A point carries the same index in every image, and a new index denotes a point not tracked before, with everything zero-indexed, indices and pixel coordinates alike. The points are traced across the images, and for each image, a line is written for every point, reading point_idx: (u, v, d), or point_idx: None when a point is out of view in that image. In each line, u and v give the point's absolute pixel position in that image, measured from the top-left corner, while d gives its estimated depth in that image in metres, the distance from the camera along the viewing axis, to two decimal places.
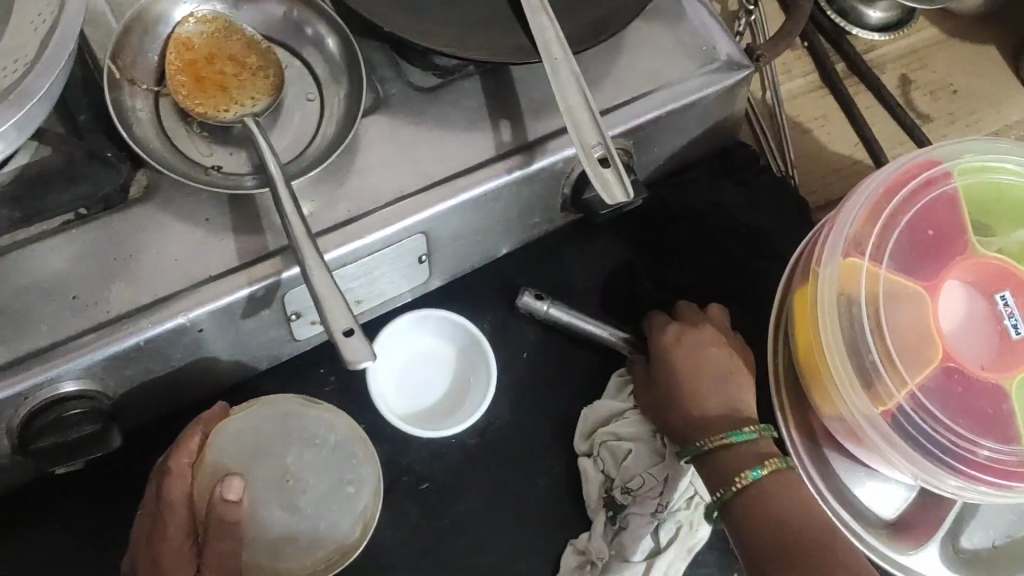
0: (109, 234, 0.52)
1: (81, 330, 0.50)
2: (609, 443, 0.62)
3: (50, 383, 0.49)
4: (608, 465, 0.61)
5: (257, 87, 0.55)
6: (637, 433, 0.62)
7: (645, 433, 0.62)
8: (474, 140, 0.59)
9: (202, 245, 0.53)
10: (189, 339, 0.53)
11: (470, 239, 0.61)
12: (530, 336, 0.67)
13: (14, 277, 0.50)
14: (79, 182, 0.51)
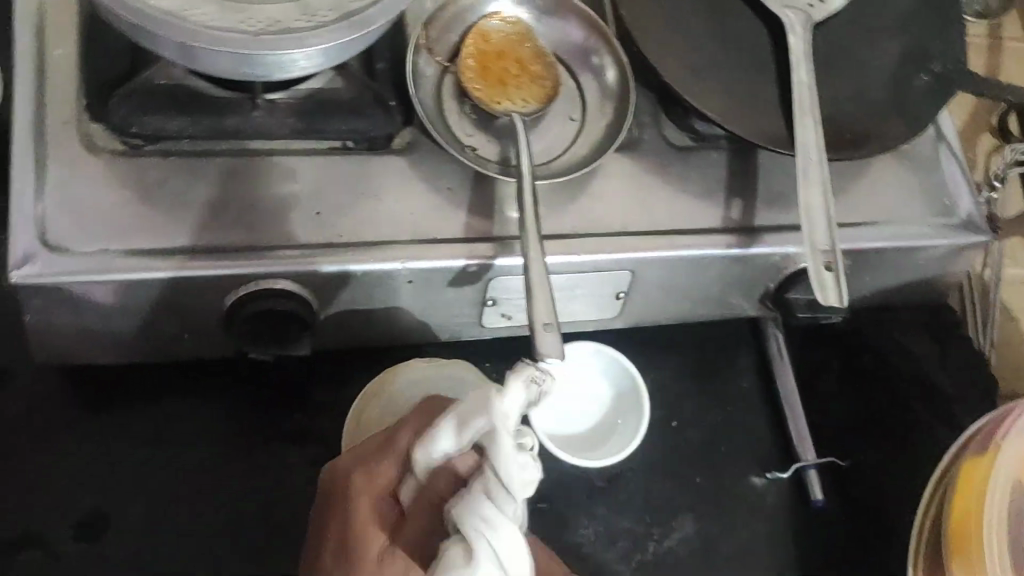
0: (365, 172, 0.56)
1: (315, 243, 0.54)
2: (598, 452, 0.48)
3: (271, 276, 0.53)
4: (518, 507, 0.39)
5: (531, 93, 0.59)
6: None
7: None
8: (705, 207, 0.61)
9: (438, 210, 0.56)
10: (395, 286, 0.56)
11: (667, 295, 0.62)
12: (685, 409, 0.67)
13: (275, 178, 0.55)
14: (358, 119, 0.56)
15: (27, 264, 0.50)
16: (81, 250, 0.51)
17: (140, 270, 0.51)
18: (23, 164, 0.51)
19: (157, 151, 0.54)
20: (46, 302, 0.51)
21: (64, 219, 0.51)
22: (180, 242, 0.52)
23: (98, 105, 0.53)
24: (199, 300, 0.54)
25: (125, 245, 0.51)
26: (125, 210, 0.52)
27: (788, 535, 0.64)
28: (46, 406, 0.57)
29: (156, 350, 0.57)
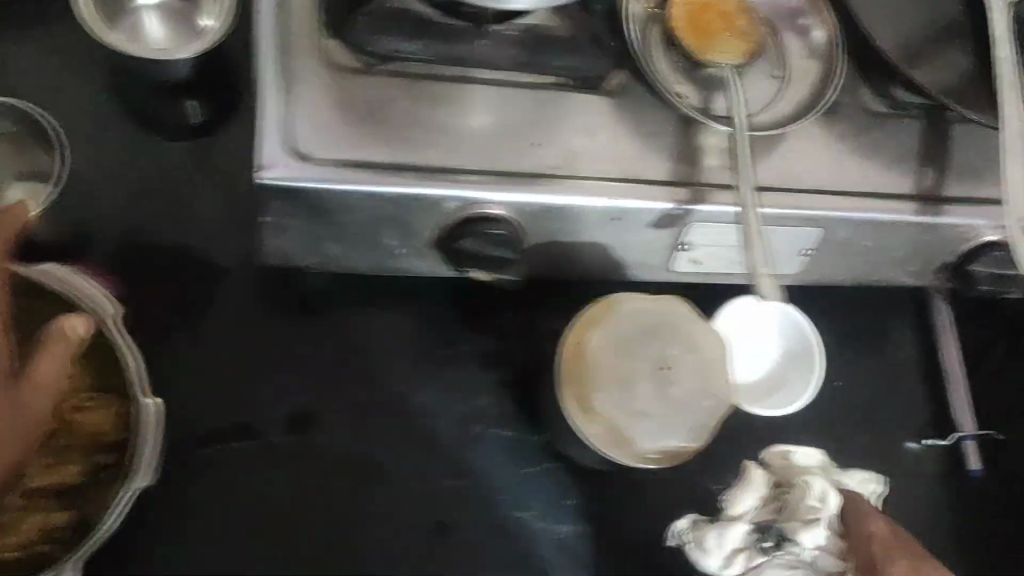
0: (577, 107, 0.58)
1: (529, 173, 0.56)
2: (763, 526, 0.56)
3: (485, 202, 0.55)
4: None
5: (734, 47, 0.59)
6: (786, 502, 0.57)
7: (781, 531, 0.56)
8: (896, 176, 0.61)
9: (645, 151, 0.58)
10: (600, 223, 0.57)
11: (848, 257, 0.64)
12: (847, 370, 0.69)
13: (495, 107, 0.56)
14: (575, 58, 0.56)
15: (275, 168, 0.52)
16: (322, 160, 0.53)
17: (371, 185, 0.53)
18: (270, 74, 0.54)
19: (387, 71, 0.56)
20: (283, 207, 0.54)
21: (306, 129, 0.53)
22: (407, 161, 0.54)
23: (339, 21, 0.54)
24: (416, 218, 0.55)
25: (360, 160, 0.53)
26: (357, 126, 0.54)
27: (939, 501, 0.66)
28: (262, 306, 0.61)
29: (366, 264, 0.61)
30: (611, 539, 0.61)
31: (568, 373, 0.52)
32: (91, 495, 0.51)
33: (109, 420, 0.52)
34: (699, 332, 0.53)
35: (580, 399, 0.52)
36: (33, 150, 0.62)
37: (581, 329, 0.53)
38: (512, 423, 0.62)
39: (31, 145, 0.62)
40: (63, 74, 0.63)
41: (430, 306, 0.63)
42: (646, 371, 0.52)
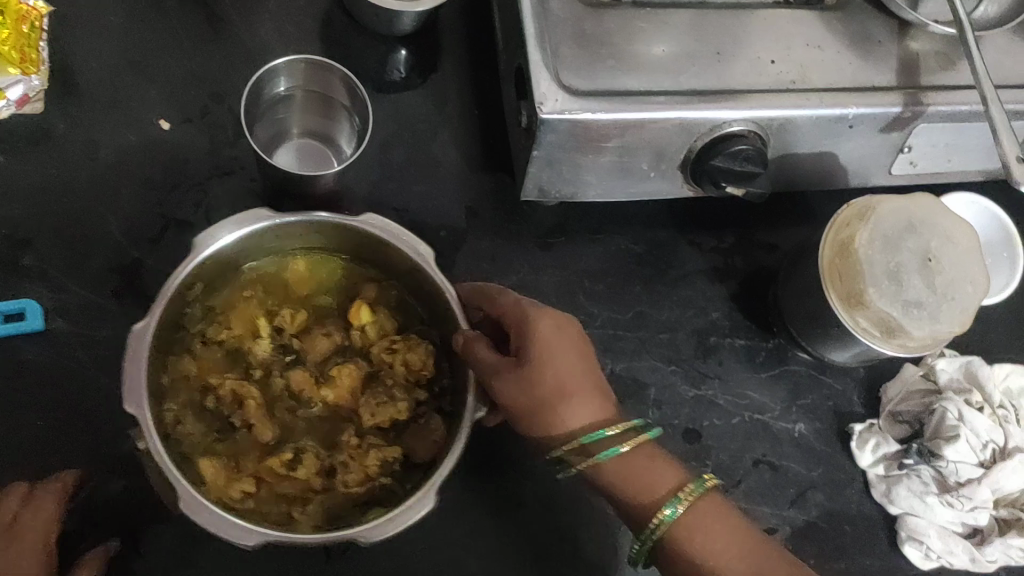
0: (804, 23, 0.60)
1: (773, 87, 0.58)
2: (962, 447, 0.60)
3: (736, 119, 0.57)
4: (937, 549, 0.61)
5: None
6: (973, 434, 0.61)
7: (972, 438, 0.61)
8: None
9: (871, 59, 0.60)
10: (835, 130, 0.60)
11: None
12: None
13: (731, 30, 0.59)
14: None
15: (550, 100, 0.54)
16: (588, 91, 0.55)
17: (638, 113, 0.55)
18: (531, 14, 0.56)
19: (630, 5, 0.58)
20: (551, 139, 0.56)
21: (571, 63, 0.56)
22: (663, 86, 0.57)
23: None
24: (672, 140, 0.58)
25: (621, 88, 0.56)
26: (614, 58, 0.57)
27: None
28: (505, 242, 0.63)
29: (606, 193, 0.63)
30: (846, 434, 0.64)
31: (835, 270, 0.56)
32: (414, 431, 0.57)
33: (423, 360, 0.57)
34: (955, 229, 0.57)
35: (850, 293, 0.56)
36: (335, 111, 0.60)
37: (843, 227, 0.58)
38: (744, 332, 0.65)
39: (336, 108, 0.60)
40: (292, 29, 0.66)
41: (655, 229, 0.66)
42: (912, 262, 0.56)
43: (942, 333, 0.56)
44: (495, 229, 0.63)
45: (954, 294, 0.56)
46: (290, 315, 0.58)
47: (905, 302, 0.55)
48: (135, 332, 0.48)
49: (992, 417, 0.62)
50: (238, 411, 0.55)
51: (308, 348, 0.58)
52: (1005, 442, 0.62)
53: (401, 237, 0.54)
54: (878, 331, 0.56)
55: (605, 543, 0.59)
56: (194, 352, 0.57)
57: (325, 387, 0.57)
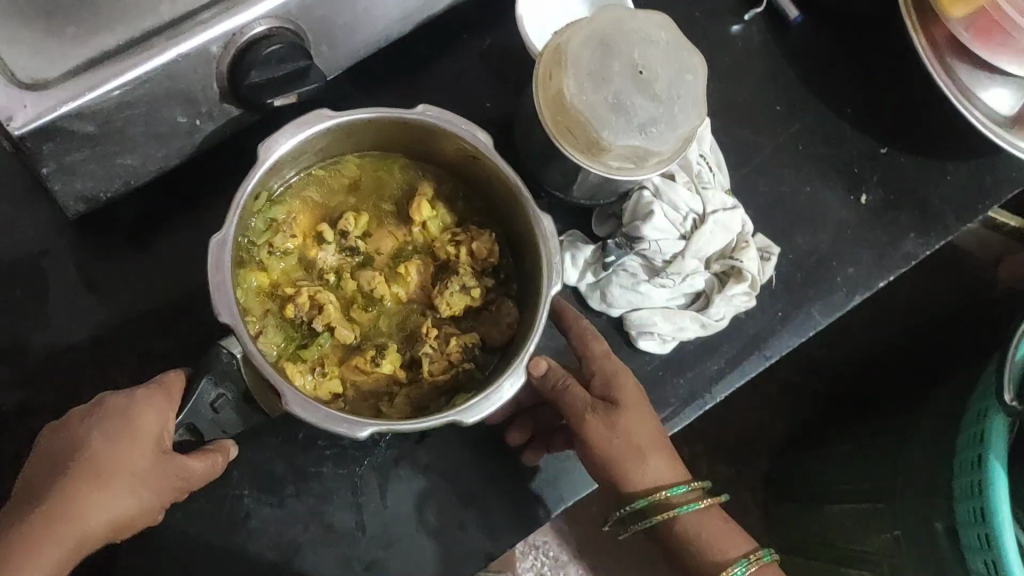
0: None
1: None
2: (667, 223, 0.57)
3: (245, 22, 0.48)
4: (667, 331, 0.59)
5: None
6: (672, 211, 0.58)
7: (675, 215, 0.58)
8: None
9: None
10: None
11: None
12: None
13: None
14: None
15: (18, 113, 0.45)
16: (60, 77, 0.46)
17: (126, 74, 0.46)
18: None
19: None
20: (56, 147, 0.47)
21: (21, 51, 0.46)
22: (142, 28, 0.47)
23: None
24: (192, 78, 0.49)
25: (97, 54, 0.46)
26: (73, 22, 0.46)
27: (782, 61, 0.68)
28: (97, 262, 0.54)
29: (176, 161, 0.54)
30: None
31: (563, 126, 0.51)
32: (486, 317, 0.56)
33: (490, 248, 0.55)
34: (636, 23, 0.52)
35: (589, 140, 0.51)
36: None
37: (548, 81, 0.51)
38: None
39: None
40: None
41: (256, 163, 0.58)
42: (626, 82, 0.50)
43: (693, 111, 0.51)
44: (79, 253, 0.53)
45: (675, 80, 0.51)
46: (351, 216, 0.55)
47: (651, 123, 0.50)
48: (214, 245, 0.45)
49: (687, 184, 0.59)
50: (317, 314, 0.52)
51: (379, 249, 0.56)
52: (704, 208, 0.58)
53: (462, 129, 0.50)
54: (631, 162, 0.51)
55: (352, 504, 0.56)
56: (266, 265, 0.53)
57: (397, 283, 0.56)
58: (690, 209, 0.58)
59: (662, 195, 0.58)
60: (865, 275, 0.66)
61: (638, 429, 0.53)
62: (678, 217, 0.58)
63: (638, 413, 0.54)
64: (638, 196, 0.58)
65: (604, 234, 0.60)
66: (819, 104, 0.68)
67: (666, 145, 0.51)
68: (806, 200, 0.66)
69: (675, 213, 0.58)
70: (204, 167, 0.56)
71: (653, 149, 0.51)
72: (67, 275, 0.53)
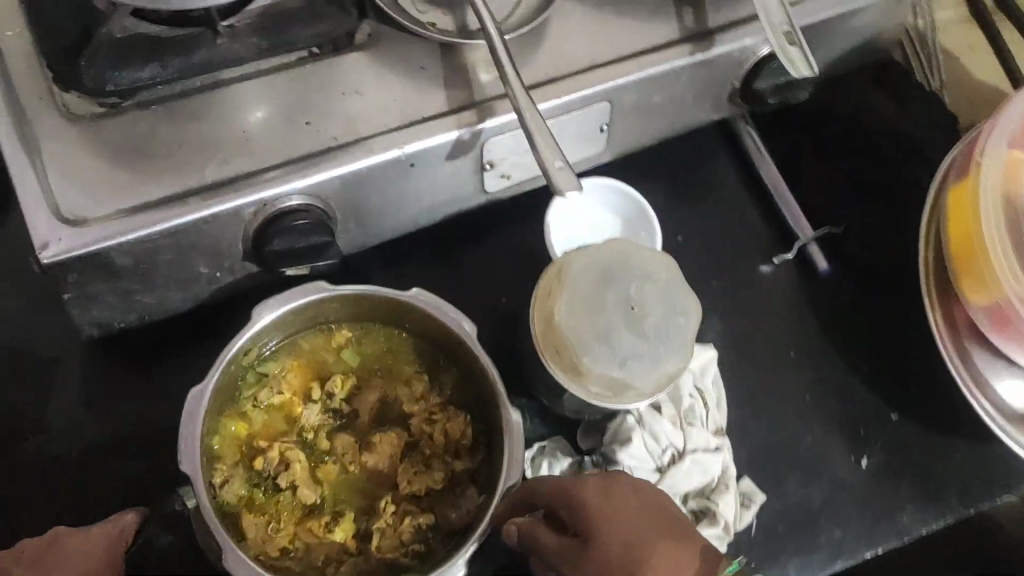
0: (340, 70, 0.57)
1: (314, 151, 0.55)
2: (646, 452, 0.57)
3: (280, 196, 0.54)
4: None
5: None
6: (653, 442, 0.58)
7: (655, 447, 0.58)
8: (660, 24, 0.62)
9: (418, 88, 0.57)
10: (399, 174, 0.57)
11: (643, 117, 0.64)
12: (688, 223, 0.70)
13: (237, 105, 0.55)
14: (319, 23, 0.55)
15: (52, 244, 0.49)
16: (98, 218, 0.51)
17: (157, 223, 0.51)
18: (14, 149, 0.51)
19: (136, 105, 0.54)
20: (81, 276, 0.51)
21: (70, 188, 0.51)
22: (186, 185, 0.52)
23: (65, 75, 0.52)
24: (219, 236, 0.54)
25: (137, 202, 0.51)
26: (127, 171, 0.52)
27: (804, 309, 0.69)
28: (105, 382, 0.57)
29: (194, 303, 0.58)
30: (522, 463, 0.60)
31: (550, 345, 0.52)
32: (447, 499, 0.56)
33: (463, 429, 0.57)
34: (640, 262, 0.53)
35: (572, 362, 0.52)
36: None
37: (545, 298, 0.53)
38: None
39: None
40: None
41: None
42: (618, 318, 0.52)
43: (678, 351, 0.52)
44: (93, 370, 0.58)
45: (666, 321, 0.52)
46: (340, 379, 0.58)
47: (631, 360, 0.51)
48: (194, 392, 0.50)
49: (676, 416, 0.59)
50: (283, 470, 0.55)
51: (360, 415, 0.58)
52: (685, 444, 0.59)
53: (448, 316, 0.55)
54: (609, 392, 0.52)
55: None
56: (247, 416, 0.56)
57: (366, 451, 0.57)
58: (675, 443, 0.58)
59: (646, 422, 0.58)
60: (851, 542, 0.63)
61: (632, 528, 0.48)
62: (658, 449, 0.58)
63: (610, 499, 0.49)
64: (623, 419, 0.58)
65: (585, 449, 0.60)
66: (831, 355, 0.68)
67: (644, 381, 0.52)
68: (806, 451, 0.65)
69: (656, 443, 0.58)
70: (222, 313, 0.60)
71: (633, 383, 0.51)
72: (76, 387, 0.57)
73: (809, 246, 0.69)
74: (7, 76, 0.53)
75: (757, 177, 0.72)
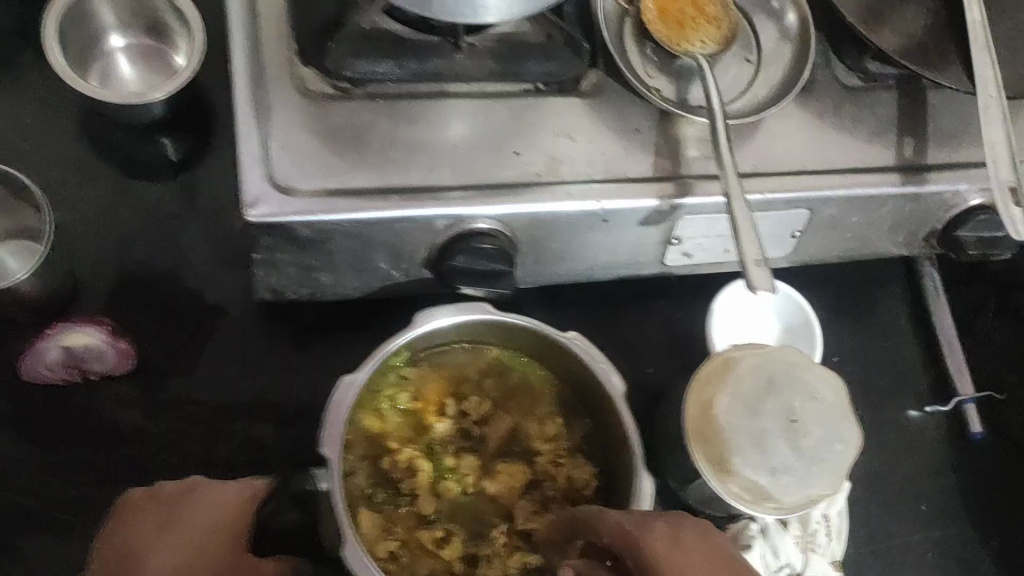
0: (559, 111, 0.57)
1: (517, 182, 0.55)
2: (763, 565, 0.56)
3: (474, 218, 0.55)
4: None
5: (709, 35, 0.60)
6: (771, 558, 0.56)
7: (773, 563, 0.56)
8: (878, 147, 0.61)
9: (628, 149, 0.58)
10: (589, 225, 0.57)
11: (837, 234, 0.63)
12: (847, 345, 0.69)
13: (456, 119, 0.56)
14: (550, 61, 0.56)
15: (260, 205, 0.51)
16: (305, 192, 0.52)
17: (358, 212, 0.52)
18: (244, 106, 0.53)
19: (363, 95, 0.55)
20: (274, 243, 0.53)
21: (286, 157, 0.52)
22: (391, 184, 0.54)
23: (309, 51, 0.53)
24: (408, 240, 0.55)
25: (344, 186, 0.53)
26: (339, 154, 0.53)
27: (946, 465, 0.66)
28: (260, 345, 0.59)
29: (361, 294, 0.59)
30: None
31: (700, 435, 0.52)
32: None
33: (587, 480, 0.57)
34: (809, 375, 0.52)
35: (720, 458, 0.51)
36: (24, 209, 0.59)
37: (705, 386, 0.53)
38: None
39: (21, 202, 0.59)
40: (47, 117, 0.62)
41: None
42: (775, 427, 0.51)
43: (827, 474, 0.51)
44: (252, 332, 0.60)
45: (821, 444, 0.51)
46: (476, 402, 0.58)
47: (778, 472, 0.51)
48: (342, 383, 0.51)
49: (799, 539, 0.58)
50: (408, 476, 0.55)
51: (489, 442, 0.58)
52: (804, 568, 0.57)
53: (599, 368, 0.55)
54: (750, 497, 0.51)
55: None
56: (382, 415, 0.57)
57: (488, 478, 0.57)
58: (793, 564, 0.57)
59: (769, 535, 0.57)
60: None
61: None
62: (775, 566, 0.56)
63: (680, 545, 0.42)
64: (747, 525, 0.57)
65: None
66: (960, 520, 0.65)
67: (787, 496, 0.51)
68: None
69: (773, 559, 0.56)
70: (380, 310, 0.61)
71: (774, 495, 0.51)
72: (233, 343, 0.59)
73: (966, 405, 0.67)
74: (254, 32, 0.54)
75: (927, 320, 0.70)
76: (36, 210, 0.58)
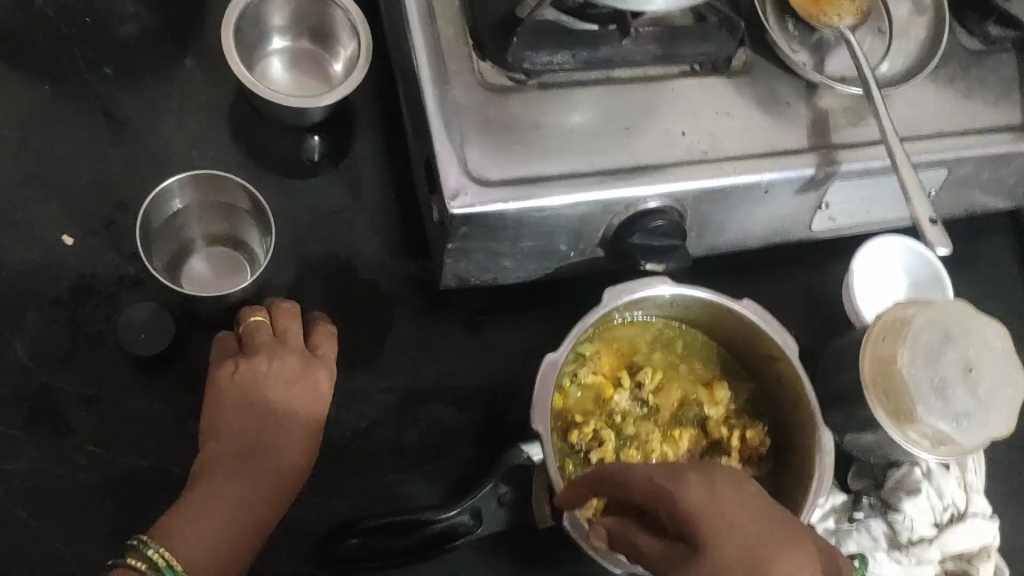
0: (718, 89, 0.60)
1: (687, 159, 0.58)
2: (929, 505, 0.60)
3: (648, 196, 0.57)
4: None
5: (845, 10, 0.63)
6: (935, 497, 0.61)
7: (938, 501, 0.60)
8: (1005, 106, 0.65)
9: (783, 122, 0.60)
10: (750, 198, 0.60)
11: (966, 192, 0.67)
12: (967, 297, 0.72)
13: (625, 101, 0.58)
14: (708, 43, 0.59)
15: (460, 196, 0.53)
16: (496, 180, 0.54)
17: (548, 198, 0.55)
18: (432, 100, 0.55)
19: (538, 85, 0.57)
20: (468, 230, 0.55)
21: (475, 147, 0.54)
22: (573, 167, 0.56)
23: (492, 45, 0.56)
24: (587, 221, 0.58)
25: (531, 172, 0.55)
26: (523, 143, 0.55)
27: None
28: (434, 330, 0.62)
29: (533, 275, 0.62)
30: None
31: (879, 386, 0.56)
32: None
33: (762, 438, 0.60)
34: (980, 327, 0.56)
35: (900, 409, 0.55)
36: (239, 215, 0.62)
37: (880, 341, 0.57)
38: None
39: (238, 213, 0.62)
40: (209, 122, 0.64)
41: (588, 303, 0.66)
42: (953, 376, 0.55)
43: (1003, 418, 0.55)
44: (425, 318, 0.62)
45: (995, 390, 0.55)
46: (650, 372, 0.61)
47: (959, 417, 0.54)
48: (546, 360, 0.53)
49: (958, 480, 0.62)
50: (596, 447, 0.58)
51: (663, 408, 0.61)
52: (966, 507, 0.61)
53: (775, 332, 0.57)
54: (930, 442, 0.55)
55: None
56: (565, 390, 0.59)
57: (668, 442, 0.60)
58: (955, 504, 0.61)
59: (931, 477, 0.61)
60: None
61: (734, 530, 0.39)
62: (939, 506, 0.60)
63: (708, 488, 0.40)
64: (910, 469, 0.61)
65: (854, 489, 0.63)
66: None
67: (967, 440, 0.54)
68: None
69: (938, 499, 0.61)
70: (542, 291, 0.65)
71: (956, 439, 0.54)
72: (410, 329, 0.62)
73: None
74: (433, 29, 0.57)
75: None
76: (249, 215, 0.61)
